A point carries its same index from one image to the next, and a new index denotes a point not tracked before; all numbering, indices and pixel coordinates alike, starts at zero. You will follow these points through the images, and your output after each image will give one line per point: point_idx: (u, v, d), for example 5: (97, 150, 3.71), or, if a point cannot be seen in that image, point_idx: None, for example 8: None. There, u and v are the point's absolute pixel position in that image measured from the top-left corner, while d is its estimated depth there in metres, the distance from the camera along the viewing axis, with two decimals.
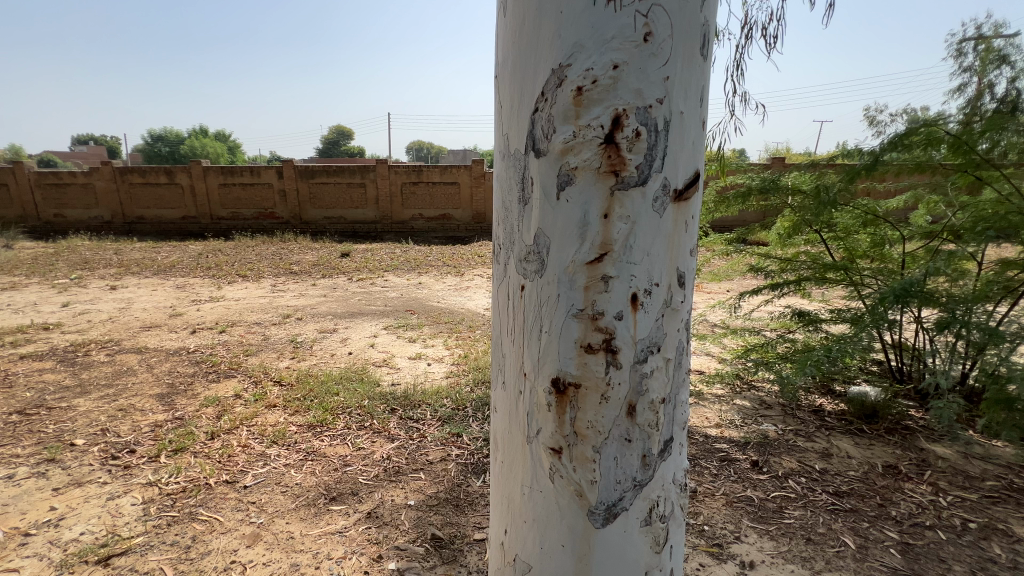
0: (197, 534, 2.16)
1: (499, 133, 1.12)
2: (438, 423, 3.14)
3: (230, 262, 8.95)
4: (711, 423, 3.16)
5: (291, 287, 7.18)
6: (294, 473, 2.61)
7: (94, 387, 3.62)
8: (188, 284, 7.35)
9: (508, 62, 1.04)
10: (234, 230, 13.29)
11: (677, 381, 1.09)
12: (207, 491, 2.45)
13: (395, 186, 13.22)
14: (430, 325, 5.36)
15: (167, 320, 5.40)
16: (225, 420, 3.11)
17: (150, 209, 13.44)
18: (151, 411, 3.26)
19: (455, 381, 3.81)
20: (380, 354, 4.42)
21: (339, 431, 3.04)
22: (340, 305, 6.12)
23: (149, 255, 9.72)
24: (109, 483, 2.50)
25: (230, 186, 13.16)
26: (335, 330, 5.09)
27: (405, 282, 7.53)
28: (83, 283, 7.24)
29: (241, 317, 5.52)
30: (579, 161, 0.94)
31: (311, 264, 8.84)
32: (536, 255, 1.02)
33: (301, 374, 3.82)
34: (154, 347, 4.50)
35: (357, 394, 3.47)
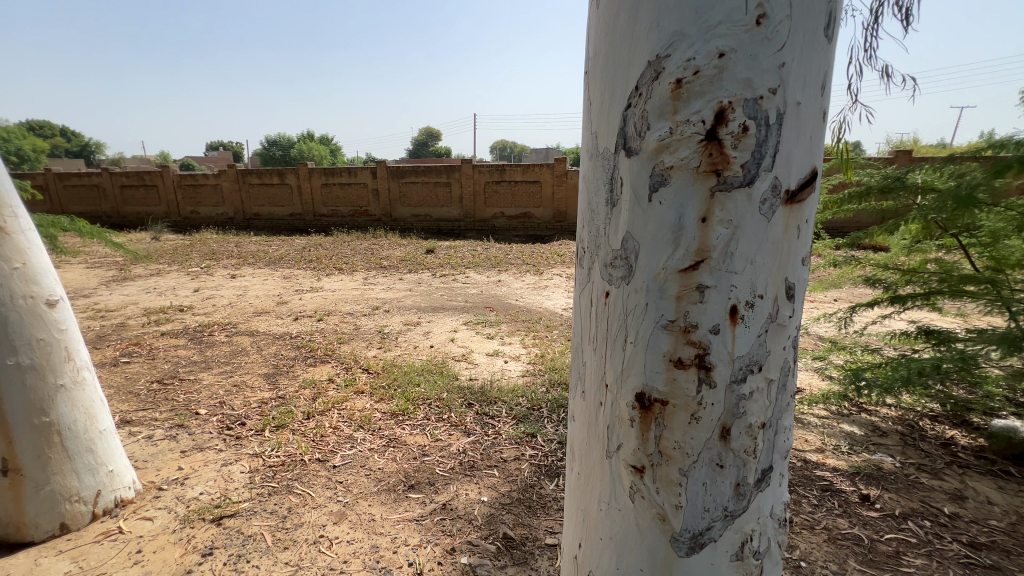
0: (292, 506, 2.35)
1: (586, 132, 1.08)
2: (513, 422, 3.16)
3: (328, 256, 9.74)
4: (811, 446, 2.86)
5: (381, 280, 7.63)
6: (377, 458, 2.76)
7: (215, 364, 4.11)
8: (293, 274, 8.12)
9: (600, 56, 0.99)
10: (333, 226, 14.50)
11: (780, 404, 0.98)
12: (302, 467, 2.67)
13: (478, 185, 13.54)
14: (508, 322, 5.41)
15: (275, 307, 6.00)
16: (319, 402, 3.38)
17: (265, 207, 15.04)
18: (259, 389, 3.63)
19: (532, 381, 3.80)
20: (459, 349, 4.55)
21: (419, 421, 3.16)
22: (424, 299, 6.41)
23: (263, 248, 10.89)
24: (224, 451, 2.82)
25: (331, 186, 14.39)
26: (419, 323, 5.33)
27: (485, 279, 7.68)
28: (210, 272, 8.28)
29: (337, 307, 5.98)
30: (675, 160, 0.86)
31: (398, 259, 9.34)
32: (623, 261, 0.96)
33: (386, 364, 4.05)
34: (264, 330, 5.02)
35: (436, 387, 3.60)
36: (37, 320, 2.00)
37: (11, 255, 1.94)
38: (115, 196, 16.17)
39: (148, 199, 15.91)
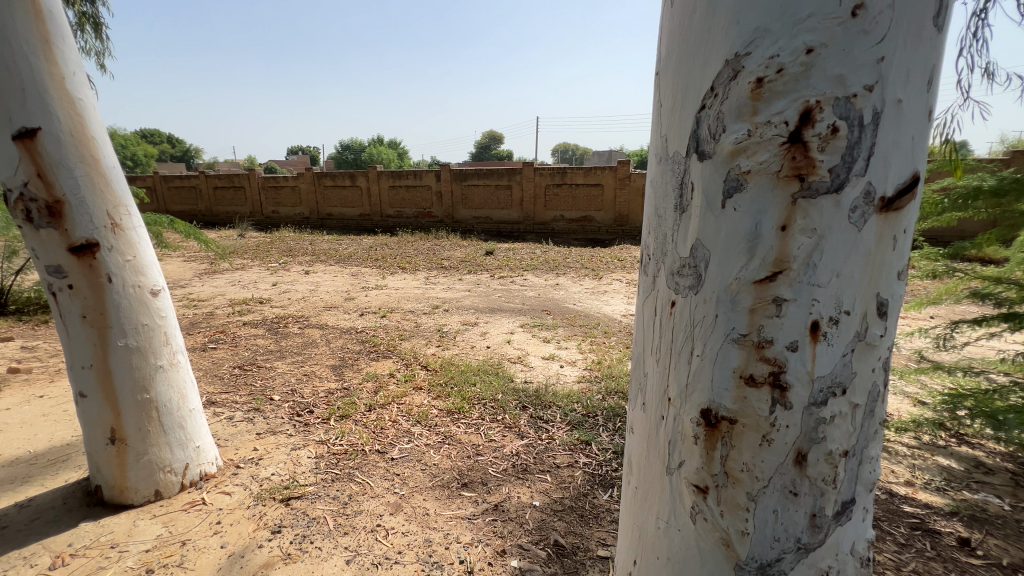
0: (352, 494, 2.47)
1: (655, 136, 1.05)
2: (567, 427, 3.12)
3: (393, 255, 10.15)
4: (898, 478, 2.59)
5: (441, 280, 7.84)
6: (433, 454, 2.83)
7: (289, 354, 4.40)
8: (360, 272, 8.54)
9: (672, 56, 0.96)
10: (398, 227, 15.12)
11: (866, 432, 0.89)
12: (363, 457, 2.80)
13: (539, 188, 13.55)
14: (565, 327, 5.36)
15: (343, 302, 6.35)
16: (380, 396, 3.53)
17: (337, 208, 15.97)
18: (326, 380, 3.84)
19: (588, 388, 3.74)
20: (515, 351, 4.57)
21: (473, 421, 3.21)
22: (482, 300, 6.50)
23: (334, 246, 11.57)
24: (293, 436, 3.02)
25: (397, 188, 15.01)
26: (476, 324, 5.41)
27: (542, 283, 7.66)
28: (287, 267, 8.89)
29: (399, 305, 6.21)
30: (753, 163, 0.81)
31: (458, 260, 9.55)
32: (690, 270, 0.92)
33: (444, 362, 4.15)
34: (333, 324, 5.32)
35: (492, 387, 3.63)
36: (142, 307, 2.24)
37: (124, 249, 2.19)
38: (209, 196, 17.81)
39: (236, 199, 17.39)
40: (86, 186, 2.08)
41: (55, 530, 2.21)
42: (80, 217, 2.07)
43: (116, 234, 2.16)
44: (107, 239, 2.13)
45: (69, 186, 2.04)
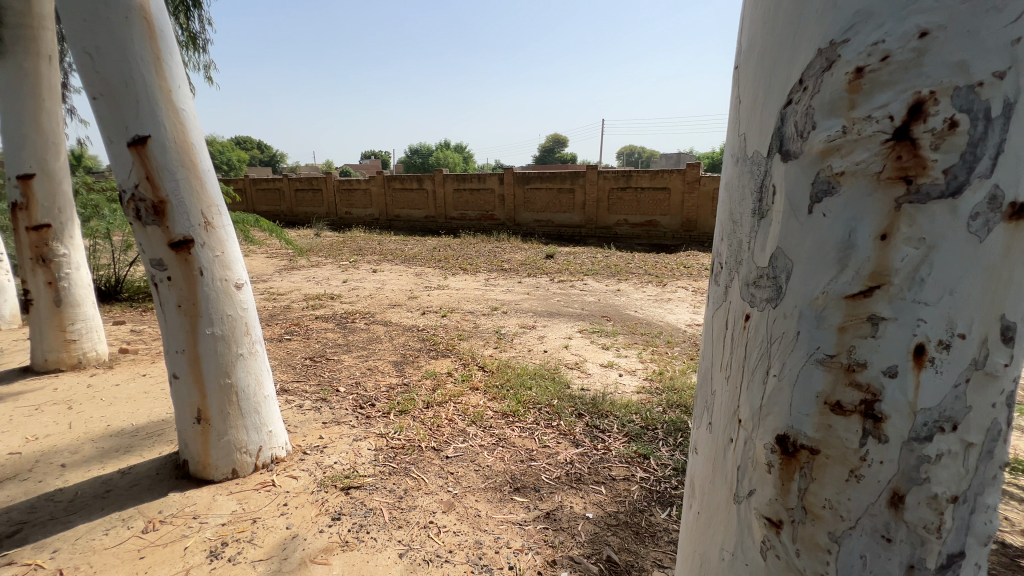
0: (408, 488, 2.53)
1: (735, 137, 0.98)
2: (624, 439, 3.01)
3: (455, 256, 10.40)
4: (1014, 528, 2.25)
5: (501, 282, 7.90)
6: (487, 455, 2.84)
7: (355, 348, 4.62)
8: (424, 272, 8.82)
9: (755, 50, 0.89)
10: (461, 229, 15.48)
11: (982, 476, 0.76)
12: (419, 453, 2.86)
13: (603, 191, 13.30)
14: (625, 335, 5.20)
15: (407, 300, 6.58)
16: (437, 394, 3.60)
17: (404, 210, 16.66)
18: (388, 375, 3.98)
19: (648, 399, 3.59)
20: (573, 356, 4.49)
21: (528, 425, 3.18)
22: (541, 303, 6.48)
23: (400, 246, 12.06)
24: (355, 427, 3.15)
25: (462, 191, 15.39)
26: (534, 327, 5.39)
27: (603, 288, 7.49)
28: (356, 266, 9.38)
29: (459, 305, 6.34)
30: (848, 164, 0.73)
31: (519, 263, 9.59)
32: (769, 282, 0.85)
33: (501, 364, 4.17)
34: (396, 322, 5.52)
35: (547, 392, 3.59)
36: (228, 299, 2.43)
37: (214, 245, 2.39)
38: (291, 198, 19.22)
39: (314, 201, 18.63)
40: (185, 187, 2.29)
41: (149, 497, 2.45)
42: (179, 215, 2.28)
43: (208, 231, 2.36)
44: (200, 236, 2.34)
45: (171, 187, 2.26)
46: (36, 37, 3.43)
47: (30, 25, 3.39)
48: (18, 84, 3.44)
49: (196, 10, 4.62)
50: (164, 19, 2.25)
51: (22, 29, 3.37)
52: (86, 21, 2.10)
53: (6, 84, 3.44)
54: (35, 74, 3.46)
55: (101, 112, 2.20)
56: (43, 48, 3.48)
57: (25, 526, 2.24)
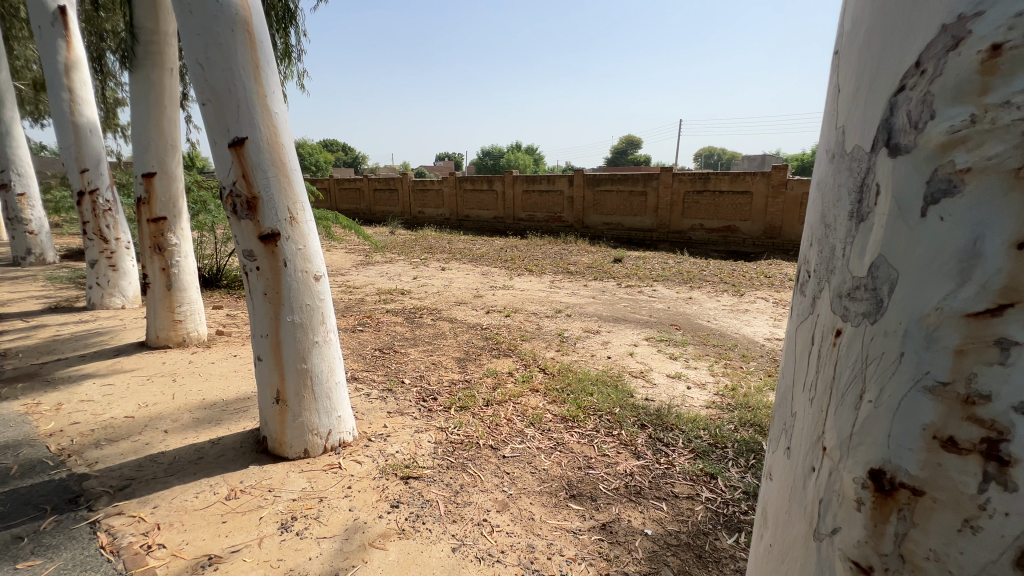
0: (464, 484, 2.56)
1: (833, 132, 0.88)
2: (689, 455, 2.85)
3: (522, 257, 10.47)
4: None
5: (566, 285, 7.82)
6: (543, 458, 2.81)
7: (421, 343, 4.79)
8: (490, 271, 8.95)
9: (863, 33, 0.80)
10: (529, 230, 15.58)
11: None
12: (477, 450, 2.89)
13: (677, 194, 12.75)
14: (696, 345, 4.93)
15: (472, 299, 6.71)
16: (497, 393, 3.63)
17: (474, 210, 17.10)
18: (451, 371, 4.08)
19: (718, 415, 3.38)
20: (638, 365, 4.33)
21: (587, 431, 3.11)
22: (606, 308, 6.33)
23: (469, 245, 12.34)
24: (417, 419, 3.25)
25: (531, 193, 15.52)
26: (598, 332, 5.28)
27: (673, 295, 7.17)
28: (426, 263, 9.73)
29: (523, 306, 6.36)
30: (977, 159, 0.62)
31: (585, 266, 9.45)
32: (866, 295, 0.76)
33: (562, 367, 4.12)
34: (461, 319, 5.65)
35: (609, 400, 3.49)
36: (307, 290, 2.60)
37: (297, 239, 2.56)
38: (370, 197, 20.37)
39: (391, 200, 19.65)
40: (275, 185, 2.48)
41: (232, 467, 2.68)
42: (268, 211, 2.48)
43: (293, 226, 2.54)
44: (286, 230, 2.52)
45: (263, 184, 2.46)
46: (160, 51, 3.87)
47: (156, 41, 3.84)
48: (145, 94, 3.92)
49: (294, 24, 5.01)
50: (263, 31, 2.46)
51: (150, 45, 3.83)
52: (199, 35, 2.34)
53: (137, 94, 3.93)
54: (158, 84, 3.92)
55: (208, 116, 2.44)
56: (166, 61, 3.92)
57: (133, 482, 2.54)
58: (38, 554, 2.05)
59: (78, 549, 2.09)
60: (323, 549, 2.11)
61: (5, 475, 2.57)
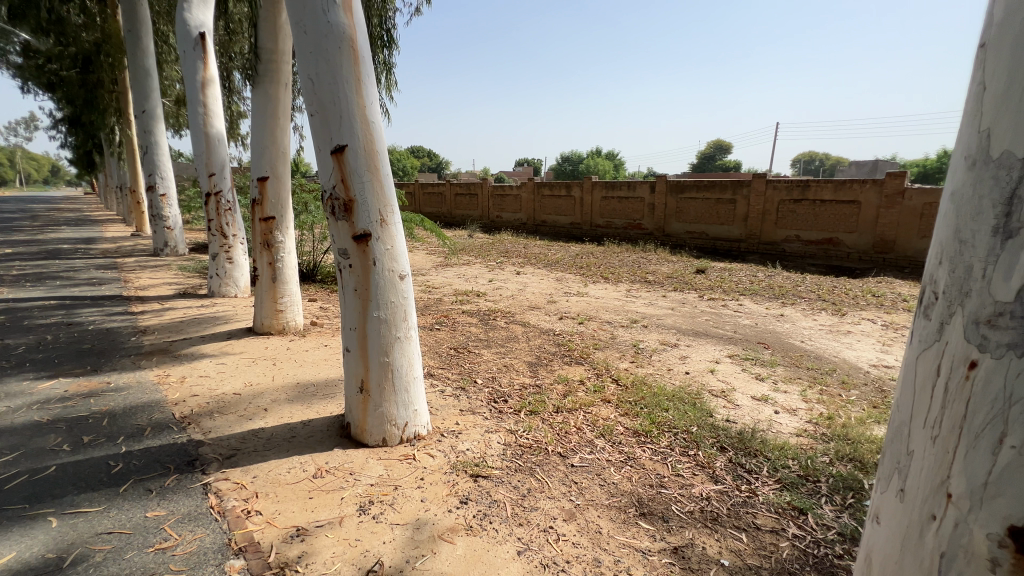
0: (531, 488, 2.56)
1: (974, 139, 0.97)
2: (775, 485, 2.63)
3: (597, 264, 10.30)
4: None
5: (643, 295, 7.57)
6: (614, 471, 2.74)
7: (494, 345, 4.88)
8: (565, 277, 8.91)
9: (1015, 31, 0.89)
10: (606, 237, 15.34)
11: None
12: (545, 455, 2.89)
13: (771, 203, 11.85)
14: (786, 367, 4.54)
15: (546, 304, 6.72)
16: (568, 400, 3.60)
17: (551, 216, 17.19)
18: (522, 374, 4.11)
19: (810, 445, 3.08)
20: (719, 383, 4.08)
21: (661, 448, 2.99)
22: (686, 321, 6.03)
23: (544, 250, 12.39)
24: (488, 419, 3.32)
25: (610, 200, 15.29)
26: (676, 345, 5.05)
27: (762, 311, 6.67)
28: (502, 267, 9.89)
29: (598, 314, 6.25)
30: None
31: (665, 276, 9.09)
32: (1011, 324, 0.88)
33: (636, 379, 3.99)
34: (534, 324, 5.67)
35: (686, 417, 3.32)
36: (393, 288, 2.75)
37: (386, 240, 2.73)
38: (451, 201, 21.19)
39: (471, 204, 20.30)
40: (369, 189, 2.66)
41: (320, 448, 2.90)
42: (362, 212, 2.67)
43: (383, 227, 2.71)
44: (377, 231, 2.70)
45: (358, 189, 2.65)
46: (277, 69, 4.32)
47: (274, 60, 4.29)
48: (263, 106, 4.38)
49: (391, 42, 5.35)
50: (365, 48, 2.66)
51: (269, 63, 4.29)
52: (311, 53, 2.57)
53: (255, 107, 4.41)
54: (274, 98, 4.36)
55: (315, 126, 2.67)
56: (281, 77, 4.37)
57: (238, 452, 2.84)
58: (162, 506, 2.35)
59: (193, 505, 2.37)
60: (396, 536, 2.21)
61: (141, 434, 2.99)
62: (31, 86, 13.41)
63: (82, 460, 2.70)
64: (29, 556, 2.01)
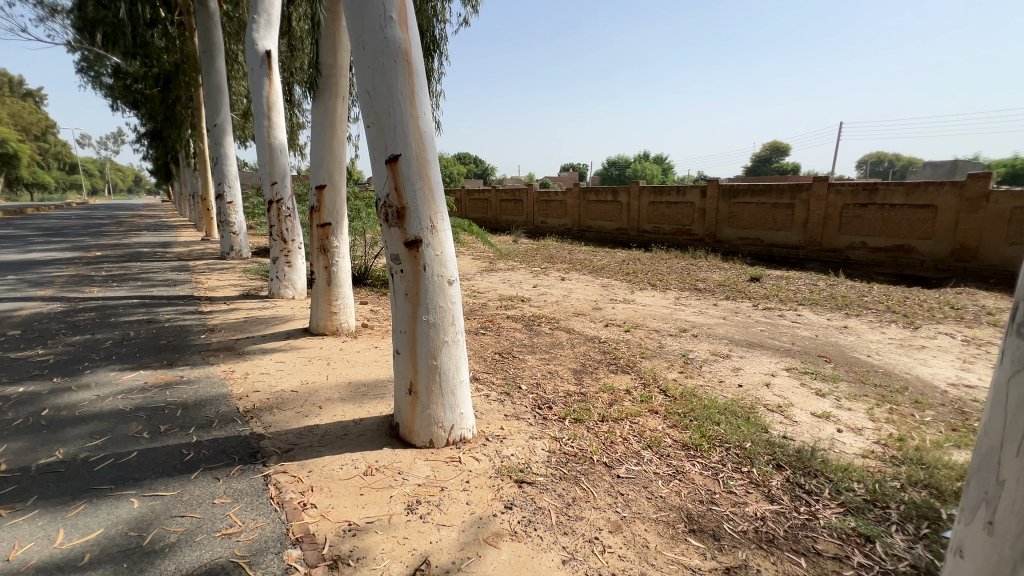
0: (576, 498, 2.54)
1: None
2: (838, 509, 2.46)
3: (644, 271, 10.08)
4: None
5: (693, 303, 7.34)
6: (661, 485, 2.66)
7: (539, 350, 4.88)
8: (611, 284, 8.77)
9: None
10: (653, 242, 15.02)
11: None
12: (590, 465, 2.85)
13: (833, 208, 11.18)
14: (850, 382, 4.26)
15: (591, 311, 6.64)
16: (614, 409, 3.54)
17: (597, 221, 17.04)
18: (567, 382, 4.08)
19: (878, 468, 2.88)
20: (775, 397, 3.87)
21: (711, 463, 2.88)
22: (739, 331, 5.79)
23: (589, 256, 12.27)
24: (533, 425, 3.31)
25: (658, 205, 15.00)
26: (728, 356, 4.85)
27: (823, 323, 6.29)
28: (547, 273, 9.88)
29: (645, 322, 6.11)
30: None
31: (716, 284, 8.78)
32: None
33: (686, 391, 3.86)
34: (579, 331, 5.62)
35: (739, 432, 3.18)
36: (442, 293, 2.82)
37: (436, 246, 2.80)
38: (496, 207, 21.43)
39: (516, 210, 20.46)
40: (421, 197, 2.74)
41: (370, 446, 3.00)
42: (414, 219, 2.75)
43: (433, 234, 2.78)
44: (428, 237, 2.77)
45: (411, 197, 2.74)
46: (335, 82, 4.54)
47: (333, 74, 4.52)
48: (323, 118, 4.60)
49: (440, 51, 5.52)
50: (419, 61, 2.76)
51: (329, 77, 4.51)
52: (369, 67, 2.69)
53: (315, 119, 4.64)
54: (332, 110, 4.58)
55: (371, 137, 2.79)
56: (339, 90, 4.58)
57: (295, 447, 2.99)
58: (228, 494, 2.51)
59: (254, 496, 2.51)
60: (443, 537, 2.25)
61: (209, 426, 3.21)
62: (120, 104, 14.79)
63: (159, 447, 2.93)
64: (114, 532, 2.20)
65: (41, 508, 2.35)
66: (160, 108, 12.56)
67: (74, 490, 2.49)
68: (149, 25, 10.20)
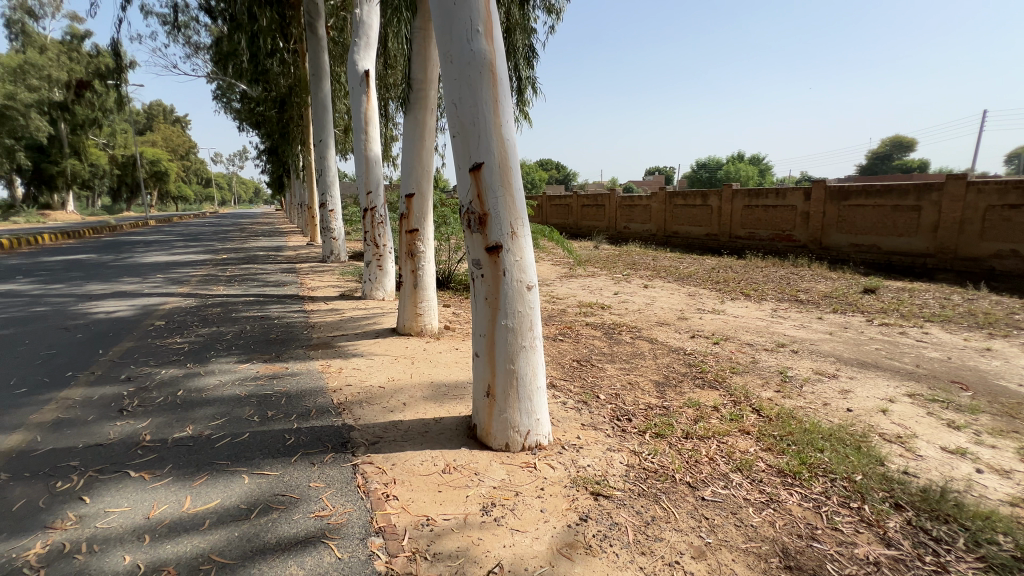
0: (656, 517, 2.41)
1: None
2: (975, 564, 2.09)
3: (736, 279, 9.42)
4: None
5: (793, 316, 6.70)
6: (753, 513, 2.44)
7: (619, 360, 4.73)
8: (698, 293, 8.29)
9: None
10: (747, 249, 14.00)
11: None
12: (672, 483, 2.70)
13: (972, 209, 9.64)
14: (994, 416, 3.61)
15: (676, 321, 6.32)
16: (700, 427, 3.32)
17: (684, 227, 16.28)
18: (648, 394, 3.90)
19: None
20: (893, 426, 3.39)
21: (812, 494, 2.59)
22: (849, 349, 5.18)
23: (675, 263, 11.72)
24: (611, 437, 3.21)
25: (754, 208, 13.96)
26: (835, 376, 4.35)
27: (958, 343, 5.42)
28: (629, 280, 9.57)
29: (736, 334, 5.68)
30: None
31: (821, 295, 7.94)
32: None
33: (783, 412, 3.52)
34: (663, 341, 5.37)
35: (847, 462, 2.83)
36: (520, 298, 2.84)
37: (516, 251, 2.83)
38: (578, 212, 21.28)
39: (597, 215, 20.15)
40: (502, 204, 2.79)
41: (449, 445, 3.09)
42: (495, 226, 2.80)
43: (513, 239, 2.82)
44: (508, 243, 2.81)
45: (492, 204, 2.79)
46: (425, 96, 4.78)
47: (423, 87, 4.76)
48: (413, 129, 4.86)
49: (529, 60, 5.60)
50: (503, 71, 2.82)
51: (420, 91, 4.75)
52: (456, 79, 2.79)
53: (406, 130, 4.92)
54: (421, 122, 4.82)
55: (456, 146, 2.89)
56: (428, 102, 4.82)
57: (381, 441, 3.16)
58: (321, 479, 2.72)
59: (344, 483, 2.69)
60: (516, 541, 2.25)
61: (308, 415, 3.51)
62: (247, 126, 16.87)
63: (267, 431, 3.25)
64: (229, 503, 2.48)
65: (174, 476, 2.72)
66: (276, 128, 14.07)
67: (199, 463, 2.85)
68: (270, 56, 11.48)
